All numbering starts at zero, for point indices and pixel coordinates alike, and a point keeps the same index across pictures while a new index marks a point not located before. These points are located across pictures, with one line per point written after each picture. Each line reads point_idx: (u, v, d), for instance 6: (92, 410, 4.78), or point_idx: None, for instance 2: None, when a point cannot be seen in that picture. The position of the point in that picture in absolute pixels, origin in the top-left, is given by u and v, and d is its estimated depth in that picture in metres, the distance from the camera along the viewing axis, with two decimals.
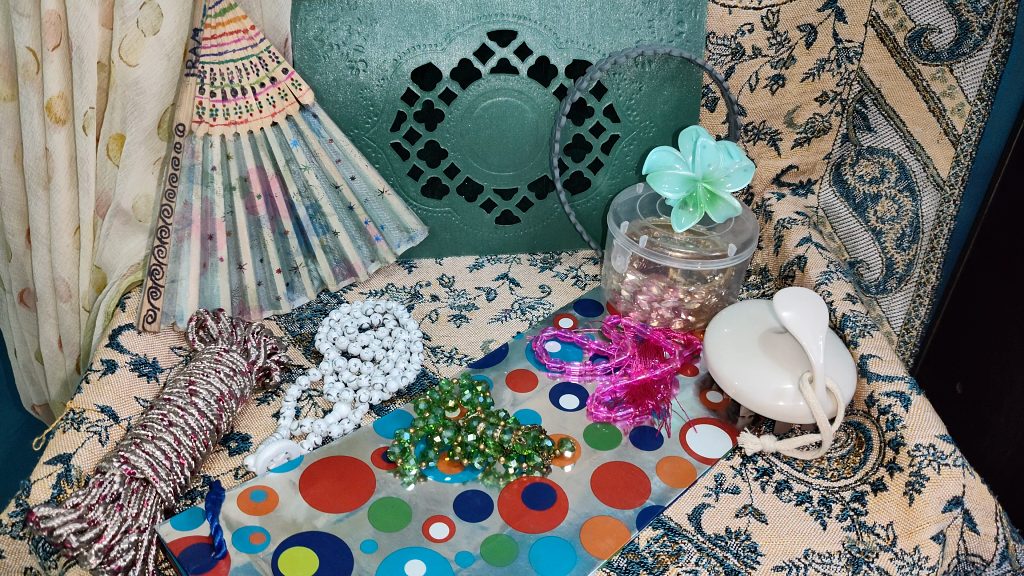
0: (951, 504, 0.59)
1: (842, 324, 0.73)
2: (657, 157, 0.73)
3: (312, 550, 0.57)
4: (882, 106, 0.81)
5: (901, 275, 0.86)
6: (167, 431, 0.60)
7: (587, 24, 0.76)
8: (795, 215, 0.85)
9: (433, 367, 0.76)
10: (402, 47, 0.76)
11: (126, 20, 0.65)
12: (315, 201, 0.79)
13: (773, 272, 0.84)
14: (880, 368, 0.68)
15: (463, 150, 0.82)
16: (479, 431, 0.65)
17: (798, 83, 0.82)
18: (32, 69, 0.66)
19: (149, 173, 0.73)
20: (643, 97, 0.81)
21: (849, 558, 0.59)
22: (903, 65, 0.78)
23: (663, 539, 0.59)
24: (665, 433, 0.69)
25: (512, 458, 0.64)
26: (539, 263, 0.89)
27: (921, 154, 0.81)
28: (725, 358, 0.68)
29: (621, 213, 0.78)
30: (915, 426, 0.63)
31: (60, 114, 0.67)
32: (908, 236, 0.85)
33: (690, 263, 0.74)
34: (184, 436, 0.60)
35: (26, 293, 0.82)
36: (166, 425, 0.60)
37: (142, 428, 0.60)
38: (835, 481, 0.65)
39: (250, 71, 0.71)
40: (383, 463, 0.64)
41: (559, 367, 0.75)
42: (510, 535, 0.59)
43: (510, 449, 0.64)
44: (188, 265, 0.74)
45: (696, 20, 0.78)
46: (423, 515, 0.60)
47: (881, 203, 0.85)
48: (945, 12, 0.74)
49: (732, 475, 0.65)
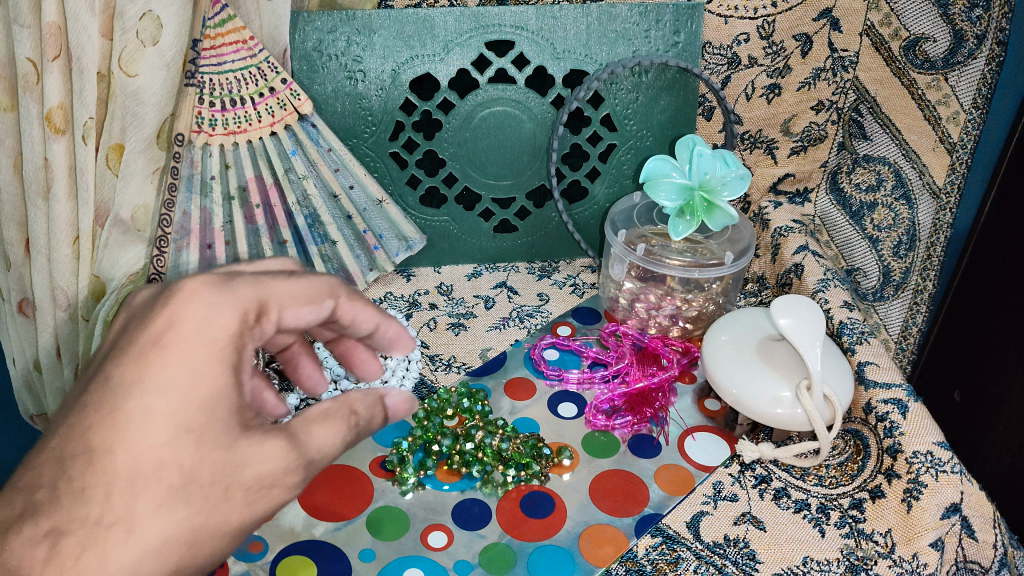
0: (950, 511, 0.59)
1: (839, 332, 0.73)
2: (654, 165, 0.73)
3: (311, 559, 0.57)
4: (877, 115, 0.83)
5: (898, 282, 0.89)
6: None
7: (584, 35, 0.77)
8: (793, 223, 0.85)
9: (432, 376, 0.75)
10: (400, 58, 0.76)
11: (125, 30, 0.64)
12: (314, 210, 0.80)
13: (770, 279, 0.84)
14: (877, 375, 0.68)
15: (461, 159, 0.82)
16: (478, 434, 0.65)
17: (794, 92, 0.82)
18: (32, 80, 0.66)
19: (149, 184, 0.74)
20: (640, 106, 0.81)
21: (847, 566, 0.59)
22: (899, 74, 0.80)
23: (661, 547, 0.59)
24: (663, 441, 0.69)
25: (511, 465, 0.64)
26: (537, 272, 0.89)
27: (918, 163, 0.83)
28: (723, 365, 0.69)
29: (619, 222, 0.79)
30: (913, 433, 0.63)
31: (60, 124, 0.67)
32: (905, 244, 0.87)
33: (688, 271, 0.74)
34: None
35: (25, 303, 0.82)
36: None
37: None
38: (833, 488, 0.64)
39: (249, 81, 0.72)
40: (382, 471, 0.64)
41: (557, 375, 0.75)
42: (508, 544, 0.59)
43: (509, 457, 0.64)
44: (188, 274, 0.74)
45: (692, 30, 0.78)
46: (422, 524, 0.60)
47: (878, 211, 0.87)
48: (940, 21, 0.76)
49: (730, 483, 0.65)
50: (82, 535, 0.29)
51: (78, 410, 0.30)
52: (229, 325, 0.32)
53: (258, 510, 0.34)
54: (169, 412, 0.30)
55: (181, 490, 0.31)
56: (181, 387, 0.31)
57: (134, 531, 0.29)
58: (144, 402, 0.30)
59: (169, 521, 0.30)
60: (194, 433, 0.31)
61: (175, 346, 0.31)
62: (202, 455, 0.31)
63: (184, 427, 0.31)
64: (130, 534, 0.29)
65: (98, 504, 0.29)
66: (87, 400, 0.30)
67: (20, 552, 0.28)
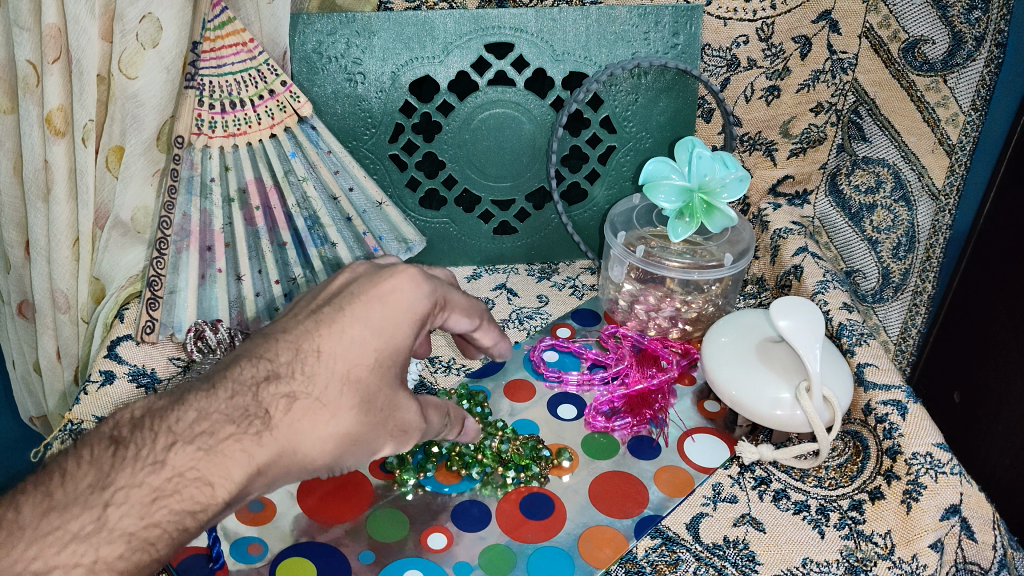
0: (949, 513, 0.59)
1: (839, 334, 0.73)
2: (653, 168, 0.73)
3: (311, 561, 0.57)
4: (876, 117, 0.83)
5: (897, 284, 0.90)
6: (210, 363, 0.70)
7: (584, 37, 0.77)
8: (792, 225, 0.85)
9: (431, 378, 0.75)
10: (399, 60, 0.76)
11: (125, 33, 0.65)
12: (314, 212, 0.79)
13: (770, 281, 0.84)
14: (877, 377, 0.68)
15: (461, 161, 0.82)
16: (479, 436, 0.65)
17: (793, 94, 0.82)
18: (32, 82, 0.65)
19: (149, 185, 0.73)
20: (640, 108, 0.81)
21: (846, 567, 0.59)
22: (897, 76, 0.80)
23: (661, 548, 0.59)
24: (662, 442, 0.69)
25: (511, 467, 0.64)
26: (536, 274, 0.89)
27: (917, 165, 0.84)
28: (723, 367, 0.69)
29: (618, 224, 0.79)
30: (912, 435, 0.63)
31: (60, 126, 0.67)
32: (905, 245, 0.88)
33: (687, 273, 0.74)
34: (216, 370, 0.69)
35: (25, 305, 0.82)
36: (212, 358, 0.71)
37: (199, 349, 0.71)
38: (832, 490, 0.64)
39: (249, 84, 0.72)
40: (382, 473, 0.64)
41: (556, 377, 0.75)
42: (507, 545, 0.59)
43: (510, 459, 0.64)
44: (187, 275, 0.74)
45: (691, 32, 0.78)
46: (422, 526, 0.60)
47: (878, 213, 0.87)
48: (939, 23, 0.76)
49: (730, 484, 0.65)
50: (306, 406, 0.46)
51: (322, 326, 0.48)
52: (421, 303, 0.49)
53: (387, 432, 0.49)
54: (372, 345, 0.47)
55: (362, 402, 0.47)
56: (383, 333, 0.48)
57: (334, 416, 0.47)
58: (361, 335, 0.47)
59: (349, 419, 0.47)
60: (381, 364, 0.48)
61: (384, 309, 0.48)
62: (380, 386, 0.48)
63: (376, 360, 0.48)
64: (331, 417, 0.46)
65: (319, 390, 0.46)
66: (326, 313, 0.48)
67: (271, 402, 0.46)
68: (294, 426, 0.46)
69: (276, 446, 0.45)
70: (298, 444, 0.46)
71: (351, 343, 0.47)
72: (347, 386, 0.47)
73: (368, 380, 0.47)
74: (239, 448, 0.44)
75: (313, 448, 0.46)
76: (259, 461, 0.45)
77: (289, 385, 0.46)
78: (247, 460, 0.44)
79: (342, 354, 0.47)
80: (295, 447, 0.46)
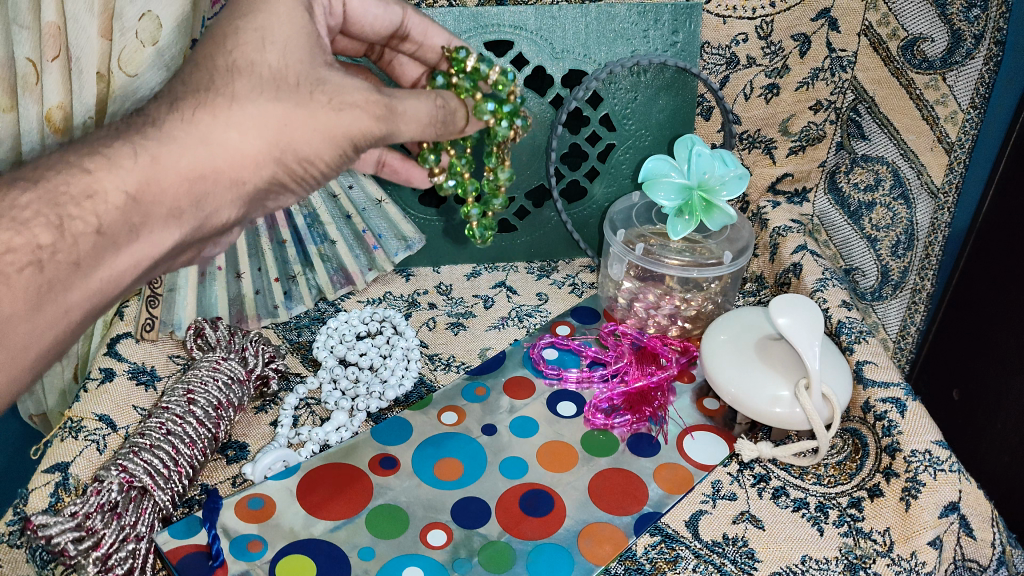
0: (948, 510, 0.59)
1: (837, 331, 0.73)
2: (652, 165, 0.73)
3: (311, 559, 0.57)
4: (875, 114, 0.83)
5: (896, 282, 0.90)
6: (165, 441, 0.61)
7: (583, 34, 0.77)
8: (792, 223, 0.86)
9: (431, 375, 0.76)
10: None
11: (125, 30, 0.65)
12: (314, 211, 0.81)
13: (769, 279, 0.84)
14: (876, 374, 0.68)
15: None
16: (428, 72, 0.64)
17: (793, 92, 0.82)
18: (32, 80, 0.65)
19: None
20: (639, 106, 0.81)
21: (846, 564, 0.59)
22: (897, 74, 0.80)
23: (660, 545, 0.60)
24: (662, 439, 0.69)
25: (508, 117, 0.57)
26: (536, 272, 0.89)
27: (916, 163, 0.84)
28: (720, 365, 0.69)
29: (618, 221, 0.79)
30: (911, 432, 0.64)
31: (59, 124, 0.68)
32: (902, 244, 0.88)
33: (686, 271, 0.74)
34: (183, 445, 0.61)
35: None
36: (164, 433, 0.61)
37: (140, 436, 0.61)
38: (831, 487, 0.65)
39: None
40: (381, 469, 0.64)
41: (556, 374, 0.75)
42: (508, 542, 0.59)
43: (495, 107, 0.56)
44: (187, 275, 0.74)
45: (691, 30, 0.78)
46: (421, 522, 0.60)
47: (876, 211, 0.87)
48: (938, 21, 0.76)
49: (729, 482, 0.65)
50: (206, 104, 0.44)
51: (207, 45, 0.47)
52: None
53: (337, 121, 0.47)
54: (247, 31, 0.46)
55: (271, 80, 0.45)
56: (256, 22, 0.46)
57: (235, 102, 0.44)
58: (240, 30, 0.46)
59: (258, 99, 0.45)
60: (277, 47, 0.46)
61: (262, 11, 0.47)
62: (285, 66, 0.46)
63: (263, 40, 0.46)
64: (231, 101, 0.44)
65: (214, 84, 0.45)
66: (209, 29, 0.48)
67: (155, 110, 0.44)
68: (195, 123, 0.44)
69: (164, 136, 0.43)
70: (209, 135, 0.44)
71: (231, 44, 0.46)
72: (234, 72, 0.45)
73: (272, 61, 0.46)
74: (126, 144, 0.42)
75: (231, 133, 0.44)
76: (147, 161, 0.42)
77: (179, 96, 0.45)
78: (137, 150, 0.42)
79: (227, 52, 0.45)
80: (211, 135, 0.44)
